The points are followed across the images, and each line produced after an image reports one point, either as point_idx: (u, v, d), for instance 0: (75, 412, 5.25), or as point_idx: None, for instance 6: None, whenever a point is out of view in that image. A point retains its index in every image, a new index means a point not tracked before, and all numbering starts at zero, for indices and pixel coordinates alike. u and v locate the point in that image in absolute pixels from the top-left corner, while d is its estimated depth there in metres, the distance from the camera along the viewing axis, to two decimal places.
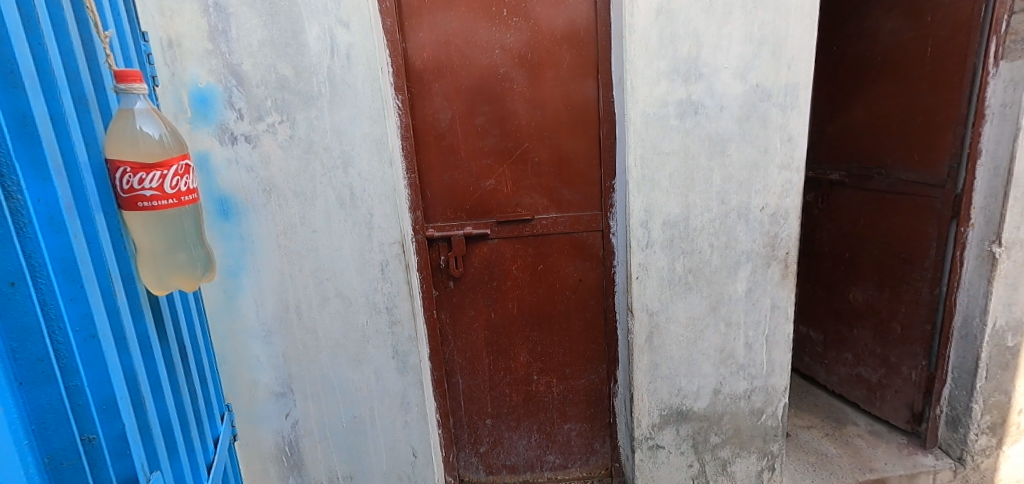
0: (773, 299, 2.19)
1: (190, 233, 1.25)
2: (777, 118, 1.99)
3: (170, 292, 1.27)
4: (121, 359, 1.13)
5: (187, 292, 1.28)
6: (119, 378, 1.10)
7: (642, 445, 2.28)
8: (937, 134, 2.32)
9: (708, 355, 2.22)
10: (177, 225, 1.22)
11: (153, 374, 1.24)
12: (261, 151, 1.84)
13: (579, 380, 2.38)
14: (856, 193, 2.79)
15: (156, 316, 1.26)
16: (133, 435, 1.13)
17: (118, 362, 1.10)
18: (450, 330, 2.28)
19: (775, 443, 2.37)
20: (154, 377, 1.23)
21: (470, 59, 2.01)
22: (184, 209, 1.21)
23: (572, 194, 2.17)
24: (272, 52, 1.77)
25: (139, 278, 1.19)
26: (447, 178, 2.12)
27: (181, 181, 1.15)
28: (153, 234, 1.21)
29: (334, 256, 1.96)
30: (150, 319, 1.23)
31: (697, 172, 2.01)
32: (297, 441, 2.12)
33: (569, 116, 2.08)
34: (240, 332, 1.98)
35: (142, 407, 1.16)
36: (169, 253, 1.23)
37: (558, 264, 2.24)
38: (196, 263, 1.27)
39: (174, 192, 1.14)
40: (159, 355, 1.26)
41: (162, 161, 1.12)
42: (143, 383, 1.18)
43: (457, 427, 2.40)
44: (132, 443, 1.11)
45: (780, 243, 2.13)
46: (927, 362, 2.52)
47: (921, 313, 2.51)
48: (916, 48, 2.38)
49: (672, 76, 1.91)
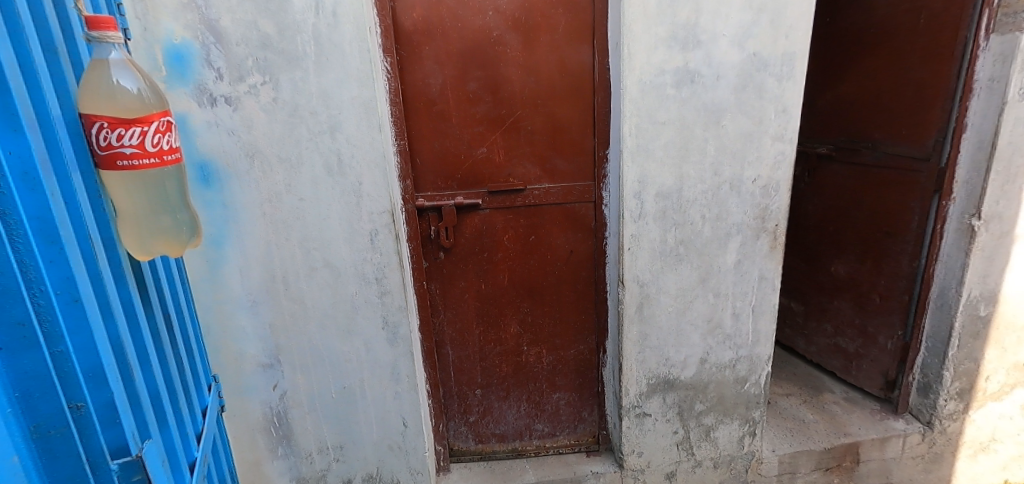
0: (762, 271, 2.22)
1: (174, 196, 1.19)
2: (773, 88, 1.98)
3: (154, 257, 1.22)
4: (106, 325, 1.07)
5: (173, 257, 1.23)
6: (105, 345, 1.05)
7: (629, 413, 2.32)
8: (926, 108, 2.34)
9: (697, 325, 2.25)
10: (160, 188, 1.15)
11: (139, 343, 1.19)
12: (243, 113, 1.75)
13: (569, 351, 2.40)
14: (842, 167, 2.82)
15: (140, 283, 1.20)
16: (122, 403, 1.09)
17: (104, 327, 1.05)
18: (440, 302, 2.26)
19: (757, 410, 2.44)
20: (140, 346, 1.18)
21: (462, 21, 1.93)
22: (168, 170, 1.14)
23: (565, 164, 2.13)
24: (252, 7, 1.67)
25: (121, 243, 1.13)
26: (438, 146, 2.06)
27: (163, 139, 1.08)
28: (135, 194, 1.14)
29: (322, 225, 1.91)
30: (134, 286, 1.17)
31: (692, 142, 1.99)
32: (285, 412, 2.09)
33: (564, 83, 2.03)
34: (224, 303, 1.92)
35: (130, 375, 1.12)
36: (152, 216, 1.16)
37: (550, 235, 2.22)
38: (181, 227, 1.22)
39: (156, 151, 1.06)
40: (145, 324, 1.21)
41: (142, 118, 1.05)
42: (130, 352, 1.13)
43: (447, 397, 2.41)
44: (121, 411, 1.07)
45: (770, 215, 2.14)
46: (903, 332, 2.61)
47: (900, 285, 2.58)
48: (910, 20, 2.38)
49: (669, 42, 1.87)
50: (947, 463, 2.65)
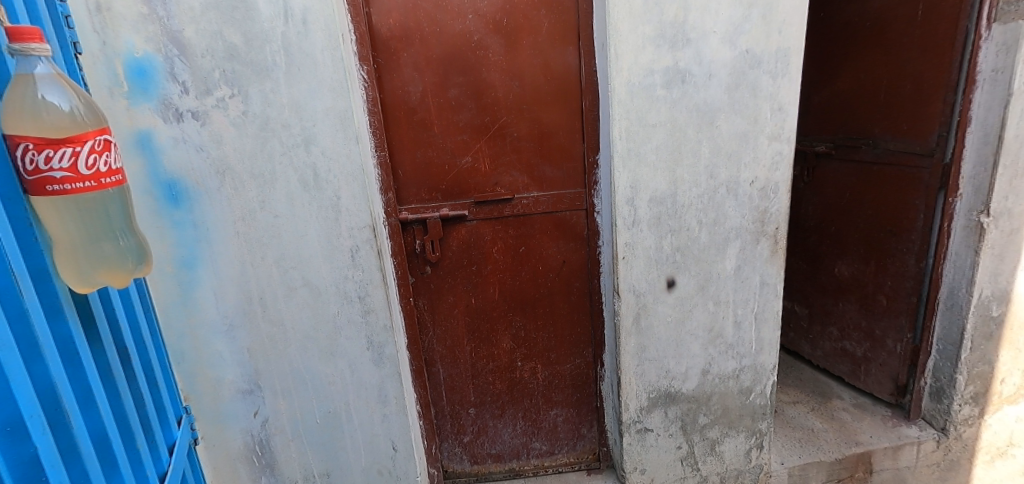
0: (763, 276, 2.12)
1: (117, 221, 1.09)
2: (768, 87, 1.89)
3: (99, 289, 1.11)
4: (33, 371, 0.98)
5: (118, 288, 1.12)
6: (30, 393, 0.95)
7: (630, 428, 2.22)
8: (928, 102, 2.25)
9: (697, 335, 2.15)
10: (100, 212, 1.06)
11: (83, 384, 1.09)
12: (212, 128, 1.67)
13: (565, 365, 2.30)
14: (842, 165, 2.73)
15: (86, 317, 1.11)
16: (54, 457, 0.99)
17: (27, 374, 0.96)
18: (428, 318, 2.17)
19: (763, 421, 2.33)
20: (83, 388, 1.09)
21: (441, 25, 1.85)
22: (107, 192, 1.05)
23: (554, 171, 2.05)
24: (217, 17, 1.59)
25: (58, 274, 1.04)
26: (420, 156, 1.97)
27: (99, 160, 1.01)
28: (70, 219, 1.03)
29: (299, 242, 1.81)
30: (75, 322, 1.07)
31: (685, 144, 1.90)
32: (267, 440, 1.99)
33: (549, 87, 1.95)
34: (198, 328, 1.82)
35: (63, 425, 1.02)
36: (92, 244, 1.05)
37: (540, 245, 2.13)
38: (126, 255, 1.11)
39: (91, 173, 0.99)
40: (92, 362, 1.12)
41: (74, 137, 0.97)
42: (66, 399, 1.03)
43: (439, 417, 2.30)
44: (49, 468, 0.97)
45: (770, 219, 2.05)
46: (912, 335, 2.50)
47: (907, 286, 2.48)
48: (906, 12, 2.30)
49: (658, 41, 1.79)
50: (964, 471, 2.54)
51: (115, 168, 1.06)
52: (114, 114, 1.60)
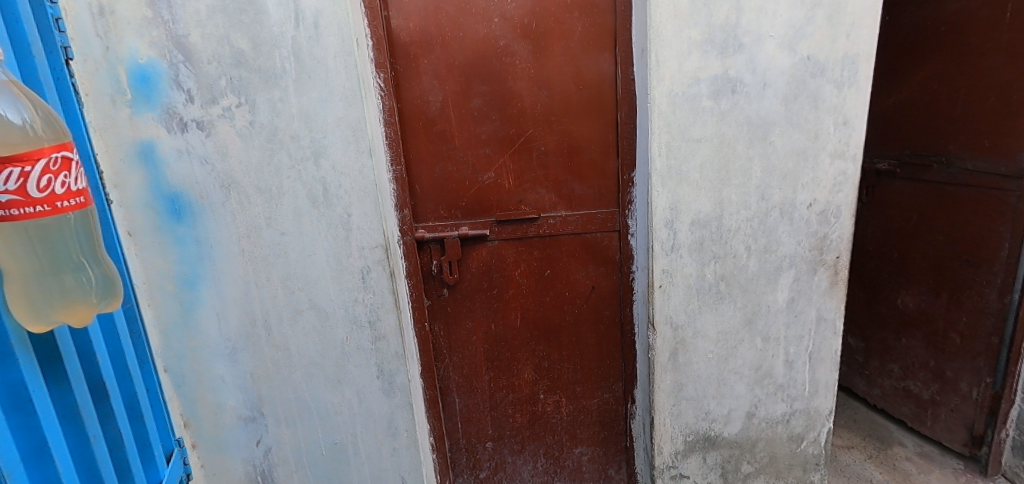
0: (820, 311, 1.87)
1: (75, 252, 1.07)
2: (832, 97, 1.66)
3: (54, 327, 1.06)
4: None
5: (75, 324, 1.07)
6: None
7: (663, 474, 1.99)
8: (1016, 116, 1.97)
9: (742, 374, 1.92)
10: (57, 243, 1.04)
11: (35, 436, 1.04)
12: (217, 139, 1.56)
13: (592, 400, 2.10)
14: (907, 184, 2.45)
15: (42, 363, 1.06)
16: None
17: None
18: (444, 344, 2.01)
19: (815, 472, 2.08)
20: (32, 442, 1.03)
21: (464, 30, 1.71)
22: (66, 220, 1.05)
23: (584, 189, 1.86)
24: (224, 20, 1.48)
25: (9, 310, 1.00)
26: (439, 171, 1.82)
27: (52, 182, 0.98)
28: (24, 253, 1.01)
29: (306, 262, 1.69)
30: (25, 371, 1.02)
31: (733, 162, 1.69)
32: (270, 470, 1.86)
33: (581, 97, 1.77)
34: (200, 350, 1.71)
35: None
36: (46, 276, 1.02)
37: (567, 268, 1.94)
38: (86, 286, 1.08)
39: (44, 196, 0.96)
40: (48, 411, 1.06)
41: (23, 155, 0.95)
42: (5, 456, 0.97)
43: (454, 450, 2.12)
44: None
45: (830, 246, 1.81)
46: (992, 380, 2.19)
47: (986, 324, 2.18)
48: (991, 14, 2.03)
49: (705, 46, 1.59)
50: None
51: (75, 187, 1.02)
52: (117, 123, 1.51)
